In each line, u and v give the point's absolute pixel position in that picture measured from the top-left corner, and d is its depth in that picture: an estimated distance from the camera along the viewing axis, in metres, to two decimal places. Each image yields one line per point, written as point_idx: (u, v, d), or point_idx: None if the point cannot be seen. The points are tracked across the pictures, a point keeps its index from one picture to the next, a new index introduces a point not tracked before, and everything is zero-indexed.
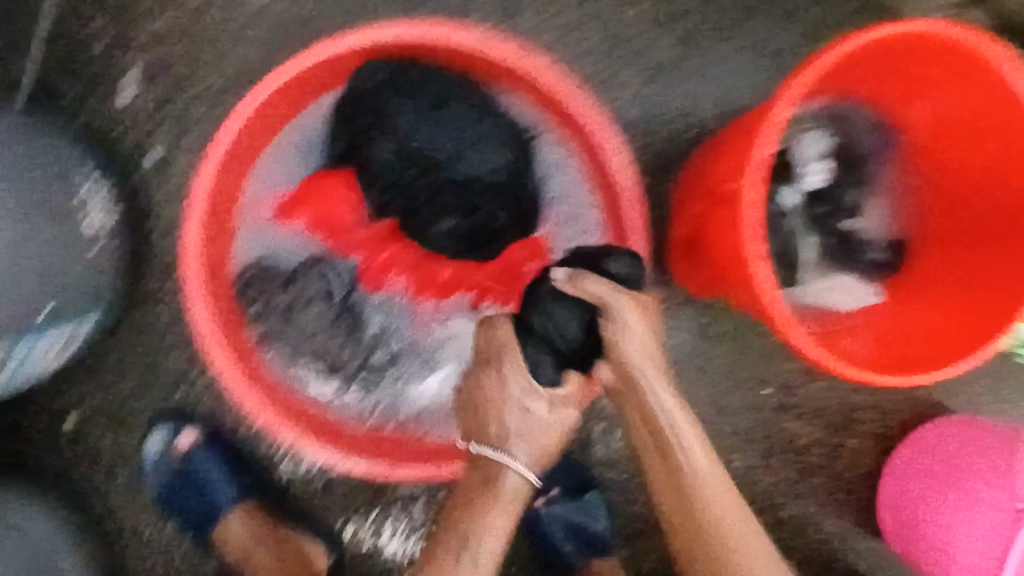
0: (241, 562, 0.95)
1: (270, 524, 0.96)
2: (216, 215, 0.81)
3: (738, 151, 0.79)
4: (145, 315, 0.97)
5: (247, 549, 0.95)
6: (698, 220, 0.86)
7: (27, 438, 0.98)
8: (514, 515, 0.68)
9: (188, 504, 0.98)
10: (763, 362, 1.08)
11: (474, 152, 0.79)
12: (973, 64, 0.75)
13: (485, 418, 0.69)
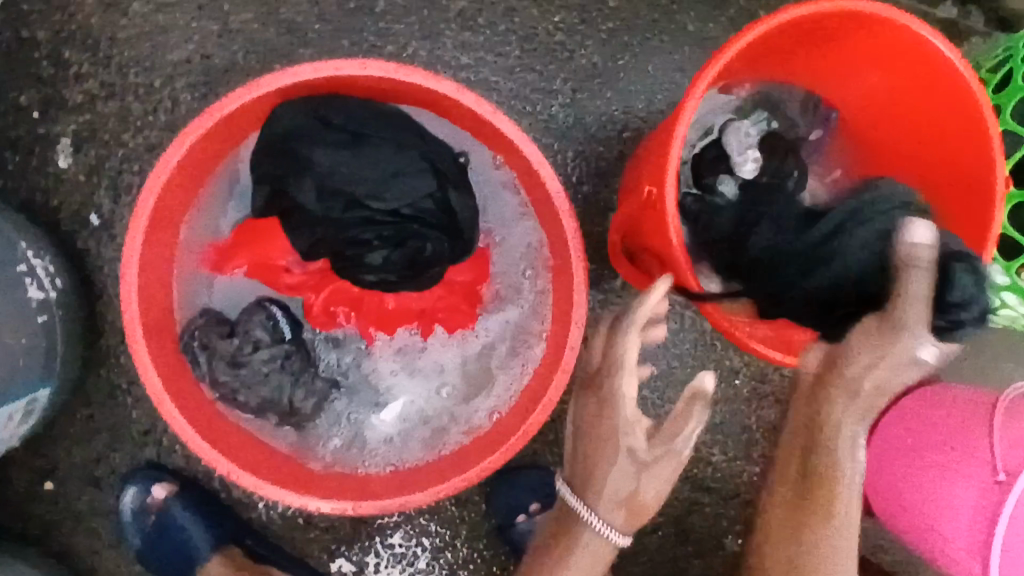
0: None
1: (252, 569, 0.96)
2: (149, 272, 0.80)
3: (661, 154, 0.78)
4: (109, 371, 0.98)
5: None
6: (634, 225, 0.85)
7: (8, 506, 0.99)
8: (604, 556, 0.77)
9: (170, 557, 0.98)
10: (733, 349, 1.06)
11: (399, 179, 0.79)
12: (888, 31, 0.74)
13: (598, 464, 0.76)
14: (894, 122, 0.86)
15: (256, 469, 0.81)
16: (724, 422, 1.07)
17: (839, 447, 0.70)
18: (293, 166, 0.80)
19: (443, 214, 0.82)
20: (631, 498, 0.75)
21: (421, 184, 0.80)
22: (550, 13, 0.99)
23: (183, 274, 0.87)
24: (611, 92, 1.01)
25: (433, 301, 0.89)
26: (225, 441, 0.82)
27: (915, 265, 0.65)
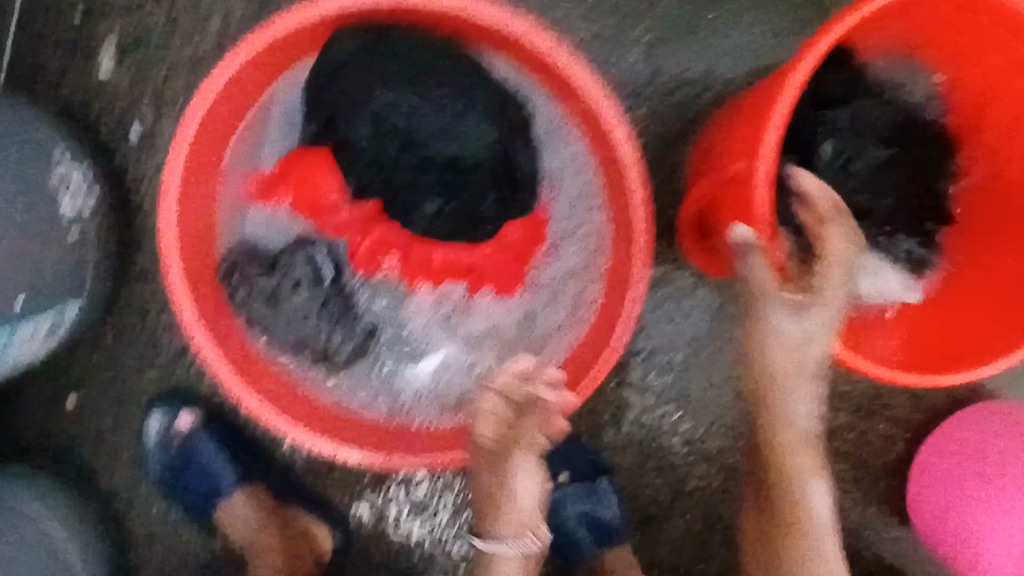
0: (248, 550, 0.94)
1: (276, 509, 0.96)
2: (191, 196, 0.76)
3: (755, 124, 0.70)
4: (140, 295, 0.95)
5: (253, 535, 0.94)
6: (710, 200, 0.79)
7: (30, 417, 0.98)
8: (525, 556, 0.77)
9: (188, 489, 0.97)
10: None
11: (461, 124, 0.74)
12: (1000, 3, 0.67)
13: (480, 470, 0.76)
14: (1003, 125, 0.79)
15: (287, 409, 0.78)
16: None
17: (787, 402, 0.76)
18: (348, 99, 0.75)
19: (506, 167, 0.77)
20: (509, 511, 0.75)
21: (483, 131, 0.75)
22: None
23: (228, 202, 0.82)
24: (693, 48, 0.92)
25: (484, 266, 0.82)
26: (257, 378, 0.79)
27: (822, 220, 0.75)
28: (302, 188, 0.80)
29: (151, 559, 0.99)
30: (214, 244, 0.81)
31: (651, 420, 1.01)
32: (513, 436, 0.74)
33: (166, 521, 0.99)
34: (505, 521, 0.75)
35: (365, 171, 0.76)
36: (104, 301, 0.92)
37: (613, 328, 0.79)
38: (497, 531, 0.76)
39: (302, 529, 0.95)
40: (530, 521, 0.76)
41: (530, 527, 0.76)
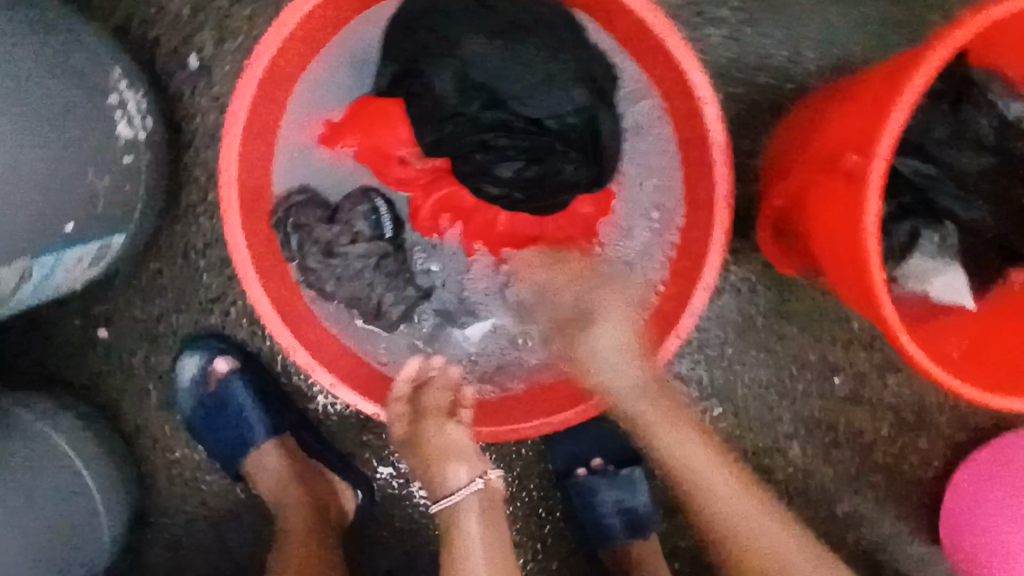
0: (276, 507, 0.92)
1: (308, 468, 0.94)
2: (257, 133, 0.74)
3: (861, 114, 0.65)
4: (182, 230, 0.92)
5: (282, 491, 0.92)
6: (796, 191, 0.75)
7: (63, 342, 0.96)
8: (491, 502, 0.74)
9: (218, 435, 0.94)
10: (836, 342, 0.97)
11: (547, 85, 0.68)
12: None
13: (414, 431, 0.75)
14: None
15: (329, 361, 0.79)
16: (805, 417, 1.00)
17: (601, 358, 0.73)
18: (432, 48, 0.70)
19: (592, 135, 0.72)
20: (451, 455, 0.73)
21: (571, 99, 0.69)
22: None
23: (291, 138, 0.80)
24: (783, 33, 0.88)
25: (549, 235, 0.80)
26: (303, 326, 0.78)
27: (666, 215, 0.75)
28: (369, 137, 0.76)
29: (169, 498, 1.00)
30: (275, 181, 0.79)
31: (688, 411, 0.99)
32: (425, 406, 0.76)
33: (189, 464, 1.00)
34: (446, 473, 0.73)
35: (439, 125, 0.71)
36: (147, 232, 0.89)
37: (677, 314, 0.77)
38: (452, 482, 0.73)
39: (326, 492, 0.93)
40: (474, 461, 0.74)
41: (475, 468, 0.73)
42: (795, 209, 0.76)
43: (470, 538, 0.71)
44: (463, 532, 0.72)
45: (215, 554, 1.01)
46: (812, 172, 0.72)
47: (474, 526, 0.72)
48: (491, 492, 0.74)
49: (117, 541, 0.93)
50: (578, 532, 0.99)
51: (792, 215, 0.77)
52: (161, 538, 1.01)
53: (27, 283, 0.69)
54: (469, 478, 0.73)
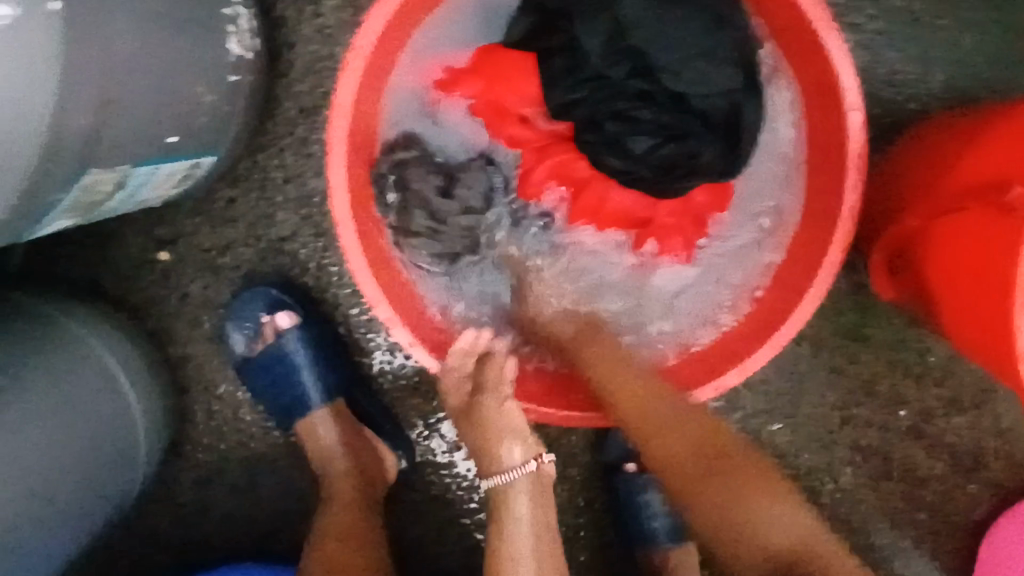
0: (322, 470, 0.90)
1: (358, 431, 0.92)
2: (374, 70, 0.72)
3: None
4: (262, 159, 0.89)
5: (332, 454, 0.90)
6: (928, 215, 0.72)
7: (118, 257, 0.93)
8: (545, 495, 0.70)
9: (270, 386, 0.93)
10: (901, 370, 0.95)
11: (687, 63, 0.67)
12: None
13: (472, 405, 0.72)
14: None
15: (409, 319, 0.76)
16: (858, 441, 0.97)
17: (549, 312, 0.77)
18: (582, 5, 0.68)
19: (731, 120, 0.70)
20: (502, 437, 0.71)
21: (719, 78, 0.68)
22: None
23: (404, 82, 0.79)
24: (915, 45, 0.84)
25: (658, 220, 0.78)
26: (386, 279, 0.76)
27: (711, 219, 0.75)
28: (499, 89, 0.74)
29: (207, 434, 0.98)
30: (381, 127, 0.78)
31: (745, 420, 0.97)
32: (485, 380, 0.72)
33: (230, 401, 0.97)
34: (503, 452, 0.70)
35: (575, 84, 0.69)
36: (232, 157, 0.87)
37: (773, 323, 0.75)
38: (506, 463, 0.70)
39: (375, 458, 0.91)
40: (531, 444, 0.71)
41: (531, 450, 0.71)
42: (919, 234, 0.73)
43: (518, 519, 0.67)
44: (513, 513, 0.68)
45: (242, 496, 0.99)
46: (959, 199, 0.69)
47: (525, 510, 0.68)
48: (544, 477, 0.71)
49: (149, 466, 0.90)
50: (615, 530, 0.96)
51: (914, 242, 0.74)
52: (189, 470, 0.98)
53: (124, 189, 0.63)
54: (522, 460, 0.70)
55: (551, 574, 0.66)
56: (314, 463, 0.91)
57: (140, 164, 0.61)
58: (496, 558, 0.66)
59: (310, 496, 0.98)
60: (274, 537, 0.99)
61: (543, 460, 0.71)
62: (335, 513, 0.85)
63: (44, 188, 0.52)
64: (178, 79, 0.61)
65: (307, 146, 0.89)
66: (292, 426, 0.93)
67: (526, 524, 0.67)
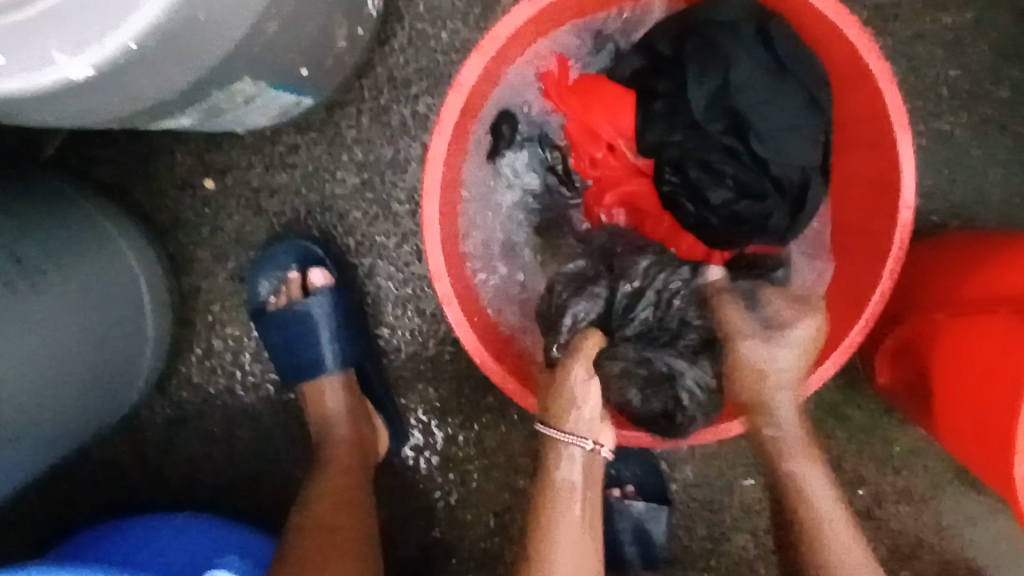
0: (321, 433, 0.90)
1: (359, 406, 0.91)
2: (499, 62, 0.74)
3: None
4: (339, 115, 0.91)
5: (335, 421, 0.90)
6: (945, 316, 0.80)
7: (164, 174, 0.92)
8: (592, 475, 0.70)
9: (285, 344, 0.91)
10: (868, 453, 1.02)
11: (785, 133, 0.70)
12: None
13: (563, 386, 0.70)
14: None
15: (463, 302, 0.77)
16: None
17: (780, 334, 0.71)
18: (700, 55, 0.71)
19: (798, 194, 0.73)
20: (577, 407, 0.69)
21: (802, 155, 0.72)
22: (947, 65, 0.94)
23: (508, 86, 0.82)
24: (944, 166, 0.95)
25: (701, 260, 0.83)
26: (451, 256, 0.77)
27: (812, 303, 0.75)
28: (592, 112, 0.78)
29: (196, 372, 0.94)
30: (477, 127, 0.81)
31: (722, 468, 1.00)
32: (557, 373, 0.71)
33: (233, 345, 0.94)
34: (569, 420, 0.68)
35: (673, 128, 0.73)
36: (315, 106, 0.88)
37: None
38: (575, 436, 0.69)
39: (369, 432, 0.90)
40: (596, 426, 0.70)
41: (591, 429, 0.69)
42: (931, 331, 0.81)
43: (567, 490, 0.68)
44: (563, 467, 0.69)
45: (216, 442, 0.94)
46: (978, 309, 0.77)
47: (574, 485, 0.68)
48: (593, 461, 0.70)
49: (135, 388, 0.87)
50: None
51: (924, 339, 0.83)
52: (168, 403, 0.94)
53: (245, 106, 0.65)
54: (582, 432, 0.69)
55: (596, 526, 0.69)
56: (313, 425, 0.91)
57: (277, 85, 0.64)
58: (539, 509, 0.68)
59: (282, 459, 0.94)
60: (235, 496, 0.94)
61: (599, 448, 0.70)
62: (329, 478, 0.85)
63: (200, 89, 0.53)
64: (321, 20, 0.61)
65: (385, 114, 0.90)
66: (296, 385, 0.91)
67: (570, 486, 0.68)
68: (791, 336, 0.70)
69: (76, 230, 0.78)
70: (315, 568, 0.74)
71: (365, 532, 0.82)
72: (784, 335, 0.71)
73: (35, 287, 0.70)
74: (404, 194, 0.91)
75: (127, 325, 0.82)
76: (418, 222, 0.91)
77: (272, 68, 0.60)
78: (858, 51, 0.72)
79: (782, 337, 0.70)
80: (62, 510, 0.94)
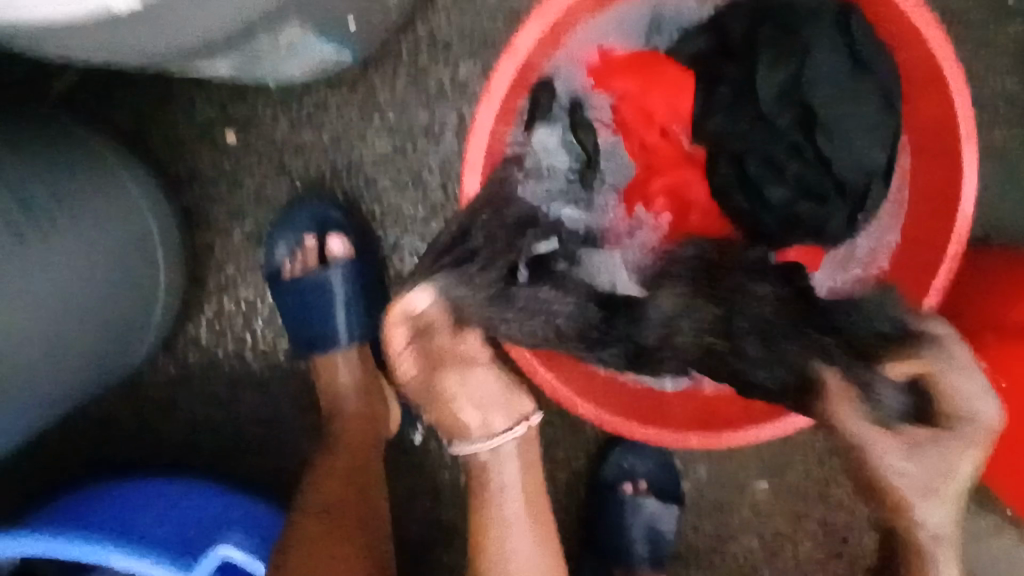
0: (330, 409, 0.85)
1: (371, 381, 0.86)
2: (554, 32, 0.71)
3: None
4: (374, 74, 0.86)
5: (345, 396, 0.85)
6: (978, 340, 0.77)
7: (182, 122, 0.88)
8: (530, 445, 0.74)
9: (300, 312, 0.86)
10: None
11: (853, 135, 0.68)
12: None
13: (457, 408, 0.68)
14: None
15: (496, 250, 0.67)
16: None
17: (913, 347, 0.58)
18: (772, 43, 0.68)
19: (859, 196, 0.71)
20: (484, 413, 0.69)
21: (869, 157, 0.69)
22: (1009, 75, 0.90)
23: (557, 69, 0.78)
24: (1001, 179, 0.90)
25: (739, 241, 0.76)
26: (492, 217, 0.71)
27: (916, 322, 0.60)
28: (653, 92, 0.76)
29: (204, 333, 0.89)
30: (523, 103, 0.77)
31: (737, 471, 0.96)
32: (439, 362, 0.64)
33: (245, 309, 0.89)
34: (467, 424, 0.69)
35: (736, 119, 0.70)
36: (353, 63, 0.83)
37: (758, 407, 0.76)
38: (493, 434, 0.69)
39: (378, 410, 0.85)
40: (512, 409, 0.70)
41: (515, 414, 0.70)
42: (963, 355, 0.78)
43: (507, 486, 0.71)
44: (497, 483, 0.71)
45: (220, 407, 0.90)
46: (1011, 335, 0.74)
47: (517, 476, 0.72)
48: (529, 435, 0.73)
49: (142, 345, 0.83)
50: (586, 529, 0.99)
51: None
52: (173, 362, 0.90)
53: (288, 56, 0.61)
54: (510, 425, 0.70)
55: (542, 513, 0.74)
56: (323, 400, 0.86)
57: (323, 36, 0.59)
58: (478, 518, 0.71)
59: (289, 429, 0.90)
60: (237, 462, 0.91)
61: (529, 422, 0.72)
62: (337, 456, 0.80)
63: (248, 33, 0.49)
64: None
65: (423, 78, 0.85)
66: (307, 355, 0.87)
67: (511, 494, 0.71)
68: (959, 445, 0.56)
69: (91, 176, 0.74)
70: (322, 557, 0.70)
71: (371, 518, 0.77)
72: (937, 444, 0.56)
73: (45, 234, 0.65)
74: (437, 163, 0.86)
75: (138, 279, 0.78)
76: (448, 195, 0.87)
77: (324, 18, 0.55)
78: (933, 52, 0.69)
79: (938, 442, 0.56)
80: (55, 466, 0.91)
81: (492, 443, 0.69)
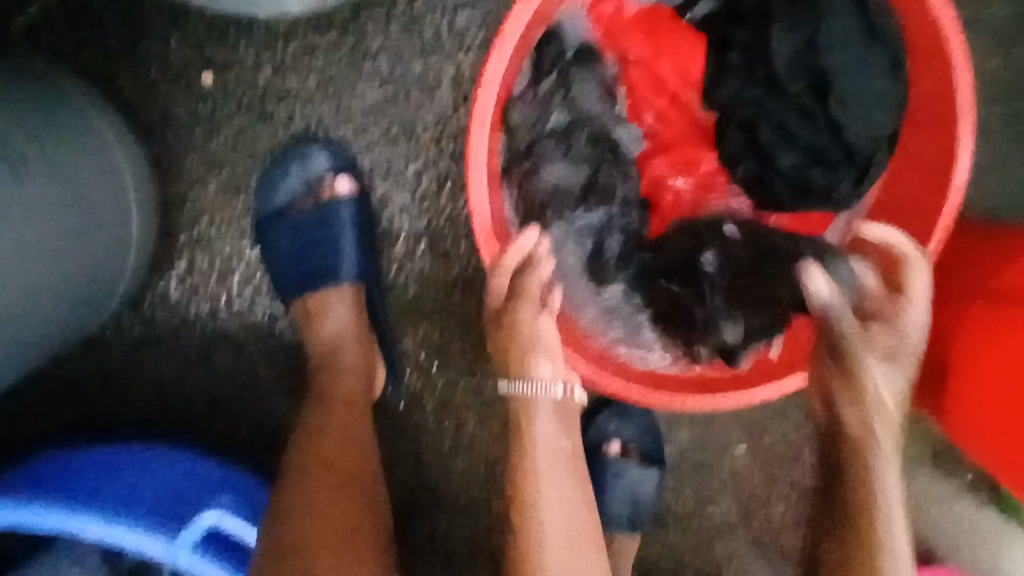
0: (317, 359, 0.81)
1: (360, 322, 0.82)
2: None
3: None
4: (366, 20, 0.81)
5: (333, 347, 0.81)
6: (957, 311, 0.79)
7: (154, 61, 0.81)
8: (571, 413, 0.67)
9: (292, 258, 0.82)
10: None
11: (863, 97, 0.69)
12: None
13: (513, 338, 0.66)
14: None
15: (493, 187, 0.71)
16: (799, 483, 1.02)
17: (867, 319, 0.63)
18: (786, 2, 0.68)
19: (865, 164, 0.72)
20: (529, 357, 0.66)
21: (872, 123, 0.70)
22: (994, 53, 0.91)
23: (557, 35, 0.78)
24: (979, 155, 0.92)
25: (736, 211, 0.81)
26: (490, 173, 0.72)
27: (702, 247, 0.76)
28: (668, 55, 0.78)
29: (175, 291, 0.84)
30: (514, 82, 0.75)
31: (718, 435, 0.97)
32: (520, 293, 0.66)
33: (220, 265, 0.84)
34: (536, 369, 0.65)
35: (749, 81, 0.71)
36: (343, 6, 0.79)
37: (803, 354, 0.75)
38: (538, 382, 0.65)
39: (372, 367, 0.82)
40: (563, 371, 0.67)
41: (560, 372, 0.66)
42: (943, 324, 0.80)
43: (544, 436, 0.65)
44: (536, 431, 0.65)
45: (193, 368, 0.85)
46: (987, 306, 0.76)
47: (554, 431, 0.65)
48: (569, 403, 0.67)
49: (112, 298, 0.77)
50: None
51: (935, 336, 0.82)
52: (141, 319, 0.84)
53: None
54: (552, 378, 0.66)
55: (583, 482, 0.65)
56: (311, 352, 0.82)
57: None
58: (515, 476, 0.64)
59: (265, 393, 0.86)
60: (208, 427, 0.86)
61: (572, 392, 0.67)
62: (331, 411, 0.75)
63: None
64: None
65: (417, 26, 0.81)
66: (296, 301, 0.82)
67: (552, 449, 0.64)
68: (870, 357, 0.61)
69: (60, 109, 0.68)
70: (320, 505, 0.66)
71: (366, 465, 0.72)
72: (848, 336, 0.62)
73: (18, 169, 0.60)
74: (431, 117, 0.83)
75: (114, 224, 0.73)
76: (441, 151, 0.83)
77: None
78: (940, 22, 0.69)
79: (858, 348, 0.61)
80: (11, 426, 0.84)
81: (540, 385, 0.65)
